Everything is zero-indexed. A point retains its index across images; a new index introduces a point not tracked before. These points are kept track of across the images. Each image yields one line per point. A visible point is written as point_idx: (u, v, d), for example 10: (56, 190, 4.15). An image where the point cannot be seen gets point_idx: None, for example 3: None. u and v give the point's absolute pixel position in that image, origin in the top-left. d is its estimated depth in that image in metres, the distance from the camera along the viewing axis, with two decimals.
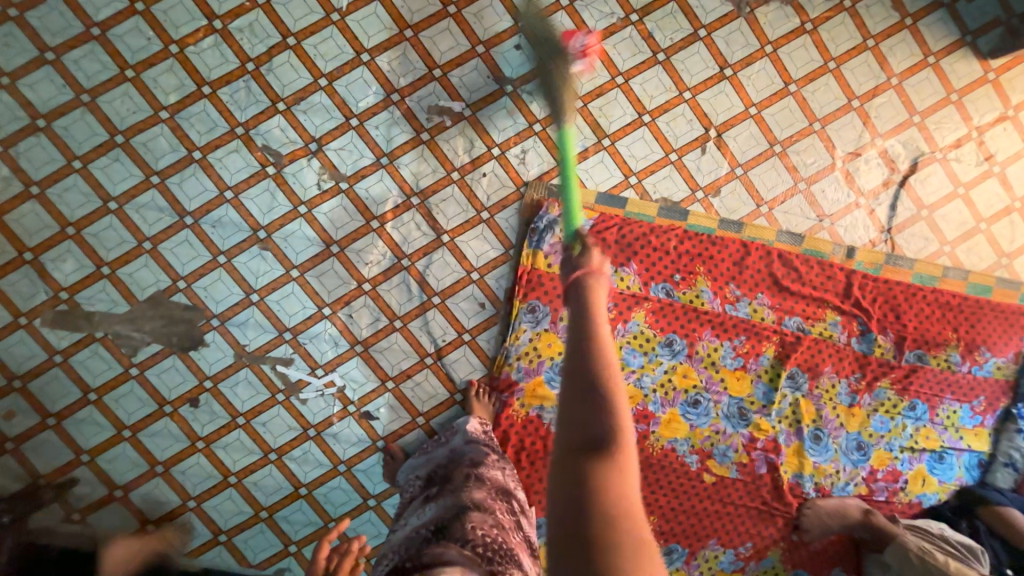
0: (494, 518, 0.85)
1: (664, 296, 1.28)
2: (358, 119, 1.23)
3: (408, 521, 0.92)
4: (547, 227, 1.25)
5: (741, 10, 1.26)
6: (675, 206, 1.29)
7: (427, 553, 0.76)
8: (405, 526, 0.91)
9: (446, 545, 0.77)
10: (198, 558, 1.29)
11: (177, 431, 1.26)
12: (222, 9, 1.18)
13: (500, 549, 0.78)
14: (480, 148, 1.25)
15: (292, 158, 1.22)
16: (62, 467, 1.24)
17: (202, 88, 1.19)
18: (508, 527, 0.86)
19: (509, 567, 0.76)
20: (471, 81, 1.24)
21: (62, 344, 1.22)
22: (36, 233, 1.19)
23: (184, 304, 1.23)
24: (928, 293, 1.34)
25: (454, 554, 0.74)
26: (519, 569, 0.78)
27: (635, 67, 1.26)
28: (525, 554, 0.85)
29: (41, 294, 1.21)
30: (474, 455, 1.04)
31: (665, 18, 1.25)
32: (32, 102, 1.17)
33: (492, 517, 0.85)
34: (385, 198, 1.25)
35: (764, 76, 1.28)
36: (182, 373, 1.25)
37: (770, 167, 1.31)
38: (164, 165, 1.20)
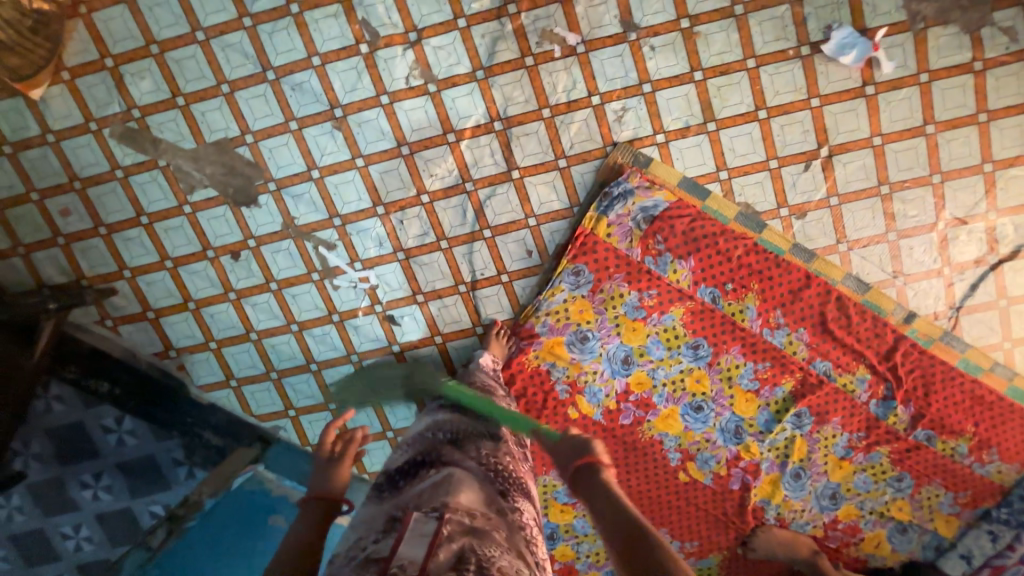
0: (505, 446, 0.94)
1: (708, 301, 1.25)
2: (466, 21, 1.14)
3: (422, 421, 0.99)
4: (620, 196, 1.19)
5: (913, 24, 1.11)
6: (754, 215, 1.22)
7: (446, 459, 0.84)
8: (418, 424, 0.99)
9: (462, 456, 0.86)
10: (207, 394, 1.40)
11: (214, 277, 1.31)
12: None
13: (508, 473, 0.87)
14: (581, 91, 1.17)
15: (388, 42, 1.16)
16: (104, 275, 1.31)
17: None
18: (517, 457, 0.94)
19: (516, 491, 0.85)
20: (596, 16, 1.13)
21: (126, 161, 1.24)
22: (121, 41, 1.17)
23: (247, 162, 1.23)
24: (967, 382, 1.30)
25: (470, 467, 0.83)
26: (524, 492, 0.88)
27: (772, 53, 1.14)
28: (531, 482, 0.94)
29: (115, 106, 1.20)
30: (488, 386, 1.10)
31: (827, 7, 1.11)
32: None
33: (504, 448, 0.92)
34: (469, 113, 1.19)
35: (905, 106, 1.16)
36: (230, 225, 1.28)
37: (867, 206, 1.22)
38: (259, 9, 1.14)
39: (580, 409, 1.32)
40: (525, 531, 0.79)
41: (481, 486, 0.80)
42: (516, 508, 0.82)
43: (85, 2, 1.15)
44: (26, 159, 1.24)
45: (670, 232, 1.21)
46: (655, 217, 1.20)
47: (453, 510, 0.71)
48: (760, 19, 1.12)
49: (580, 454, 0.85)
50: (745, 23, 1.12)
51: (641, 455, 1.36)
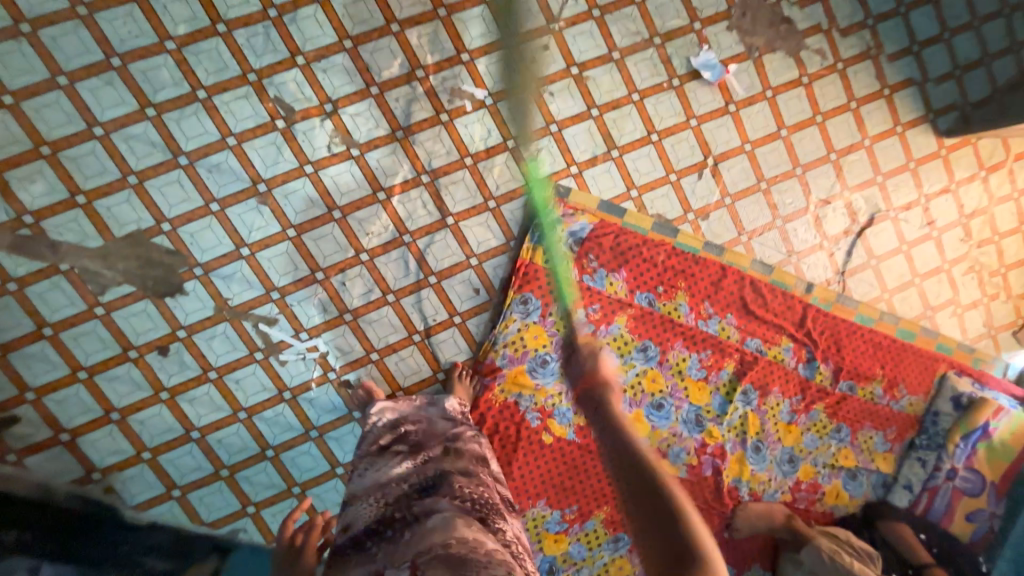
0: (475, 477, 0.96)
1: (646, 305, 1.36)
2: (379, 88, 1.21)
3: (383, 471, 0.97)
4: (550, 225, 1.28)
5: (751, 53, 1.37)
6: (668, 223, 1.37)
7: (418, 507, 0.87)
8: (376, 473, 0.97)
9: (435, 498, 0.88)
10: (145, 512, 1.24)
11: (140, 378, 1.20)
12: None
13: (484, 501, 0.90)
14: (496, 138, 1.27)
15: (304, 115, 1.19)
16: (1, 403, 1.15)
17: (217, 26, 1.14)
18: (490, 482, 0.97)
19: (494, 514, 0.89)
20: (497, 72, 1.26)
21: (19, 271, 1.12)
22: (4, 147, 1.09)
23: (166, 250, 1.17)
24: (866, 332, 1.52)
25: (444, 506, 0.86)
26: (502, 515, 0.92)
27: (651, 87, 1.33)
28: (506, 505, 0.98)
29: (1, 214, 1.10)
30: (450, 420, 1.09)
31: (684, 46, 1.33)
32: (18, 3, 1.07)
33: (477, 478, 0.95)
34: (395, 171, 1.24)
35: (762, 117, 1.39)
36: (151, 318, 1.18)
37: (754, 201, 1.42)
38: (163, 98, 1.13)
39: (554, 432, 1.35)
40: (511, 550, 0.84)
41: (457, 518, 0.83)
42: (496, 530, 0.86)
43: None
44: None
45: (600, 250, 1.32)
46: (584, 239, 1.31)
47: (428, 554, 0.76)
48: (635, 60, 1.31)
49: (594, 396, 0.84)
50: (624, 65, 1.31)
51: None
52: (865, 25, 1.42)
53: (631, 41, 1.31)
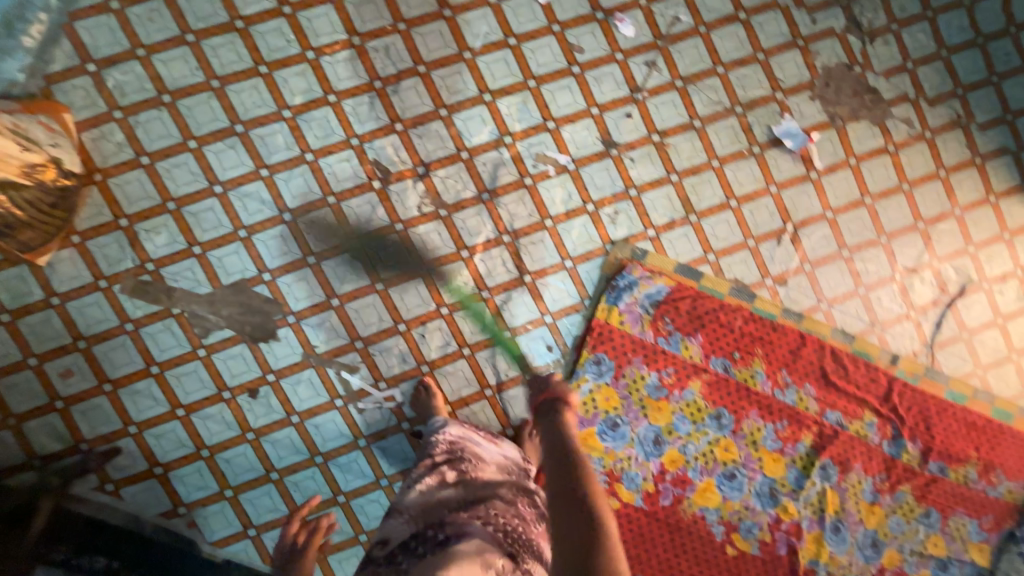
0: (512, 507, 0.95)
1: (721, 371, 1.33)
2: (469, 153, 1.28)
3: (424, 487, 0.99)
4: (627, 287, 1.29)
5: (834, 121, 1.36)
6: (744, 288, 1.35)
7: (450, 527, 0.86)
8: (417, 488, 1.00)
9: (468, 519, 0.88)
10: (221, 549, 1.28)
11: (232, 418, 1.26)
12: (364, 28, 1.25)
13: (518, 535, 0.88)
14: (577, 201, 1.31)
15: (399, 177, 1.27)
16: (106, 435, 1.23)
17: (328, 96, 1.25)
18: (528, 518, 0.95)
19: (526, 552, 0.86)
20: (580, 139, 1.30)
21: (137, 313, 1.22)
22: (137, 202, 1.21)
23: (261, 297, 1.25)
24: (958, 411, 1.43)
25: (474, 530, 0.85)
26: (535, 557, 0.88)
27: (731, 154, 1.34)
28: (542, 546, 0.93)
29: (128, 261, 1.21)
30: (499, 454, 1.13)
31: (766, 114, 1.34)
32: (162, 77, 1.20)
33: (514, 509, 0.95)
34: (479, 230, 1.29)
35: (844, 184, 1.37)
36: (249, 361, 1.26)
37: (836, 268, 1.39)
38: (276, 160, 1.24)
39: (621, 497, 1.32)
40: None
41: (489, 546, 0.82)
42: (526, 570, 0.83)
43: (101, 170, 1.20)
44: (25, 325, 1.20)
45: (676, 313, 1.31)
46: (660, 301, 1.30)
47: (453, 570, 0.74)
48: (716, 128, 1.33)
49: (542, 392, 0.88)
50: (705, 133, 1.33)
51: (687, 534, 1.35)
52: (955, 95, 1.40)
53: (712, 110, 1.33)
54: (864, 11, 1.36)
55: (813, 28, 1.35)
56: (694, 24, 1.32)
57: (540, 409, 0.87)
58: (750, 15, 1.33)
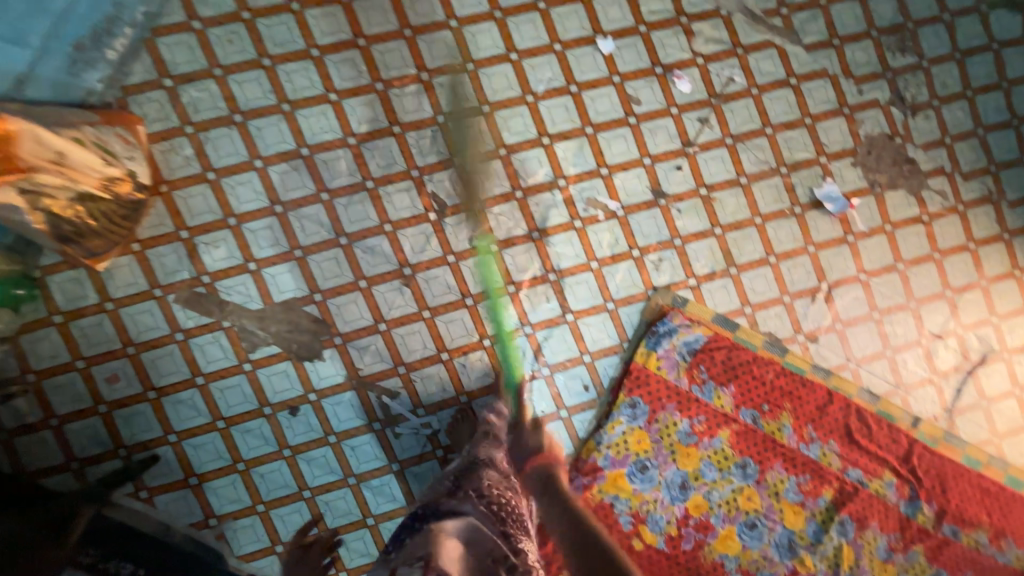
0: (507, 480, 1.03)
1: (750, 422, 1.36)
2: (523, 192, 1.32)
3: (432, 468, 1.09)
4: (667, 333, 1.32)
5: (873, 188, 1.41)
6: (778, 341, 1.39)
7: (444, 507, 0.94)
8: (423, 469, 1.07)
9: (461, 499, 0.95)
10: (247, 564, 1.28)
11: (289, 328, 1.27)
12: (433, 65, 1.29)
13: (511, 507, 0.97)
14: (623, 246, 1.35)
15: (455, 210, 1.31)
16: (146, 442, 1.24)
17: (393, 127, 1.28)
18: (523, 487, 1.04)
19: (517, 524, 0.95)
20: (631, 186, 1.35)
21: (187, 324, 1.24)
22: (198, 215, 1.24)
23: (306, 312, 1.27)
24: (974, 476, 1.46)
25: (469, 508, 0.93)
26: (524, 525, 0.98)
27: (773, 212, 1.39)
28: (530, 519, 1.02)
29: (184, 272, 1.24)
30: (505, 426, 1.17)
31: (809, 177, 1.39)
32: (236, 97, 1.24)
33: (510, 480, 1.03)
34: (527, 267, 1.32)
35: (879, 249, 1.42)
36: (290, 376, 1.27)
37: (866, 329, 1.43)
38: (338, 185, 1.27)
39: (645, 539, 1.34)
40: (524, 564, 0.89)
41: (479, 524, 0.91)
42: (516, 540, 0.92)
43: (167, 182, 1.22)
44: (78, 327, 1.22)
45: (711, 362, 1.34)
46: (697, 350, 1.34)
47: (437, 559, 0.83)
48: (761, 186, 1.38)
49: (540, 475, 1.02)
50: (750, 190, 1.38)
51: None
52: (988, 171, 1.45)
53: (759, 168, 1.38)
54: (909, 85, 1.42)
55: (860, 97, 1.41)
56: (748, 86, 1.37)
57: (529, 480, 1.03)
58: (801, 81, 1.39)
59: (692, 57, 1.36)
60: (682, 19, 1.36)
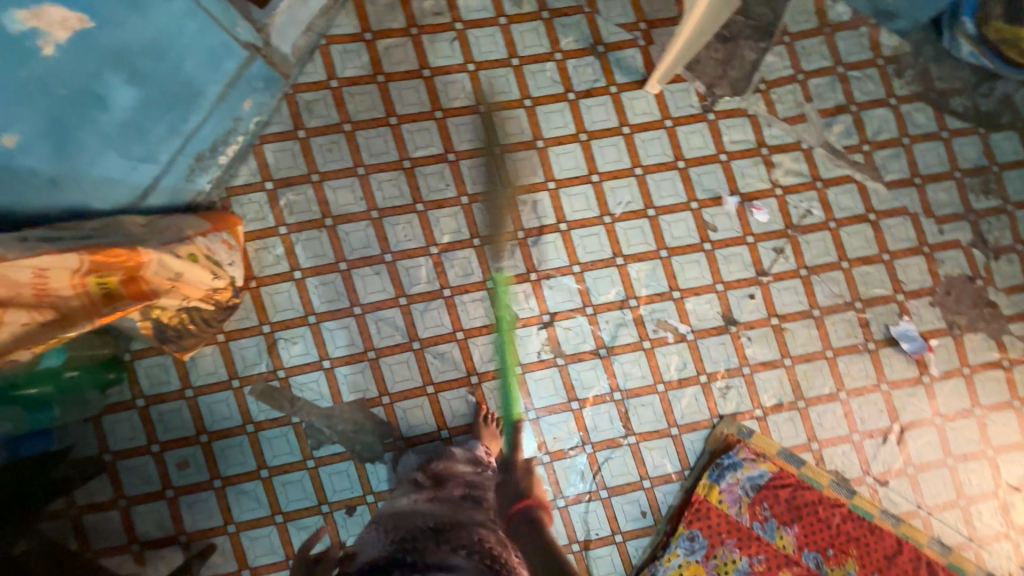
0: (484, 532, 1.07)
1: (814, 567, 1.29)
2: (593, 309, 1.33)
3: (410, 502, 1.15)
4: (731, 466, 1.30)
5: (951, 329, 1.38)
6: (845, 481, 1.34)
7: (430, 556, 0.96)
8: (399, 514, 1.12)
9: (448, 549, 0.99)
10: None
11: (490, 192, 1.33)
12: (517, 182, 1.34)
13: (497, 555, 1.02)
14: (691, 370, 1.34)
15: (525, 322, 1.32)
16: (205, 529, 1.26)
17: (474, 239, 1.33)
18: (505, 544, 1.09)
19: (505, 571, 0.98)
20: (702, 311, 1.34)
21: (259, 416, 1.28)
22: (282, 311, 1.29)
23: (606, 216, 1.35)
24: None
25: (458, 562, 0.96)
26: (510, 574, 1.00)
27: (846, 346, 1.36)
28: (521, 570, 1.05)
29: (262, 365, 1.28)
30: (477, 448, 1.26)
31: (885, 312, 1.37)
32: (329, 202, 1.30)
33: (492, 534, 1.08)
34: (592, 384, 1.32)
35: (955, 392, 1.38)
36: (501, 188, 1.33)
37: (938, 475, 1.37)
38: (416, 291, 1.31)
39: None
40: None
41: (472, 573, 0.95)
42: None
43: (256, 278, 1.28)
44: (156, 411, 1.26)
45: (775, 500, 1.30)
46: (761, 486, 1.30)
47: None
48: (835, 320, 1.36)
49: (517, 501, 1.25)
50: (824, 322, 1.36)
51: None
52: None
53: (833, 301, 1.36)
54: (992, 228, 1.40)
55: (940, 237, 1.39)
56: (825, 219, 1.37)
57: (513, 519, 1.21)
58: (881, 218, 1.38)
59: (771, 187, 1.37)
60: (763, 149, 1.38)
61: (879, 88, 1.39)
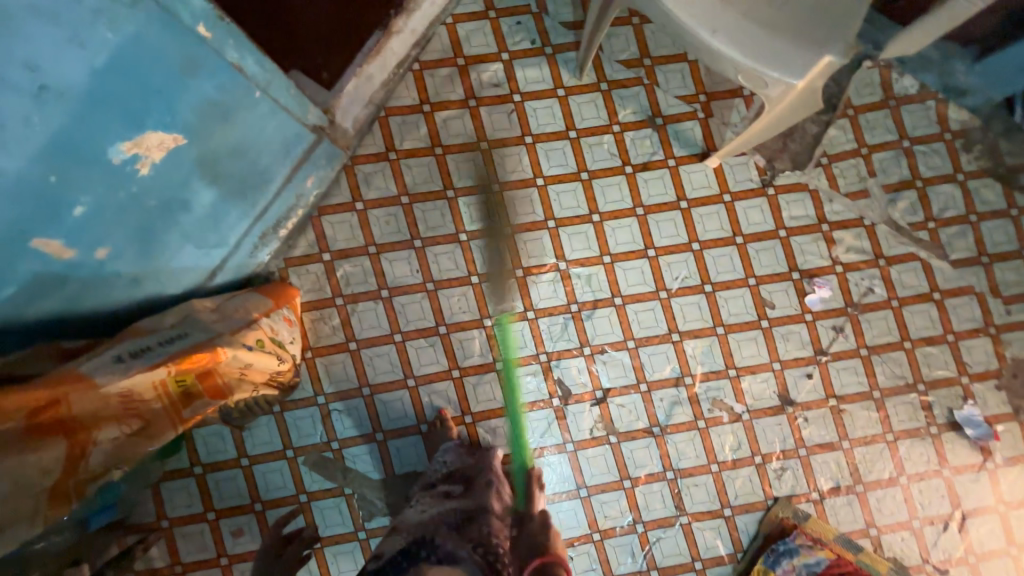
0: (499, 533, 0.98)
1: None
2: (647, 386, 1.31)
3: (428, 503, 1.05)
4: (787, 552, 1.27)
5: (1018, 414, 1.33)
6: (904, 569, 1.31)
7: (441, 550, 0.90)
8: (416, 511, 1.03)
9: (459, 542, 0.93)
10: None
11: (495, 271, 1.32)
12: (572, 255, 1.33)
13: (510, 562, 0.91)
14: (746, 451, 1.31)
15: (578, 398, 1.31)
16: None
17: (527, 312, 1.32)
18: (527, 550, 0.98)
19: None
20: (758, 390, 1.32)
21: (312, 486, 1.28)
22: (337, 382, 1.29)
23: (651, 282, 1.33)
24: None
25: (466, 556, 0.90)
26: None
27: (907, 429, 1.33)
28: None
29: (316, 437, 1.29)
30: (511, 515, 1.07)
31: (948, 394, 1.33)
32: (385, 274, 1.31)
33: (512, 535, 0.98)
34: (644, 462, 1.31)
35: (1021, 479, 1.33)
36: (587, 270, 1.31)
37: (1003, 565, 1.32)
38: (469, 364, 1.31)
39: None
40: None
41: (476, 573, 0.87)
42: None
43: (313, 348, 1.29)
44: (213, 479, 1.27)
45: None
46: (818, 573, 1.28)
47: None
48: (895, 402, 1.33)
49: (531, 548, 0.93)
50: (884, 404, 1.33)
51: None
52: None
53: (893, 382, 1.33)
54: None
55: (1008, 318, 1.34)
56: (887, 297, 1.34)
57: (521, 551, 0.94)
58: (946, 297, 1.34)
59: (831, 264, 1.34)
60: (824, 225, 1.35)
61: (946, 164, 1.35)
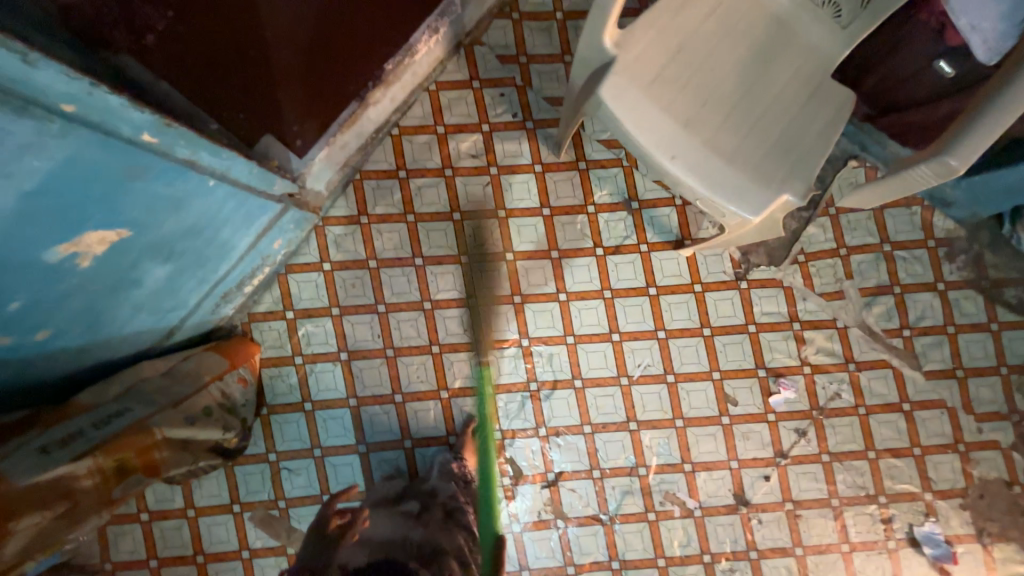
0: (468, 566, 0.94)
1: None
2: (600, 472, 1.30)
3: (384, 525, 1.01)
4: None
5: (981, 536, 1.29)
6: None
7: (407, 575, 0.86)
8: (374, 530, 0.99)
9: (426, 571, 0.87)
10: None
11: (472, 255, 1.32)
12: (536, 332, 1.31)
13: None
14: (695, 548, 1.29)
15: (528, 478, 1.30)
16: None
17: (485, 386, 1.31)
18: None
19: None
20: (712, 487, 1.29)
21: (255, 543, 1.28)
22: (289, 441, 1.29)
23: (613, 367, 1.31)
24: None
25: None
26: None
27: (863, 541, 1.29)
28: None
29: (264, 493, 1.29)
30: None
31: (909, 509, 1.29)
32: (346, 336, 1.30)
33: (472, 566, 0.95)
34: (590, 550, 1.29)
35: None
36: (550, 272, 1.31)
37: None
38: (422, 434, 1.30)
39: None
40: None
41: None
42: None
43: (268, 405, 1.29)
44: (158, 527, 1.28)
45: None
46: None
47: None
48: (853, 512, 1.29)
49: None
50: (842, 513, 1.29)
51: None
52: None
53: (854, 492, 1.30)
54: None
55: (978, 435, 1.30)
56: (854, 404, 1.31)
57: None
58: (915, 408, 1.31)
59: (799, 364, 1.31)
60: (795, 324, 1.32)
61: (927, 272, 1.32)
